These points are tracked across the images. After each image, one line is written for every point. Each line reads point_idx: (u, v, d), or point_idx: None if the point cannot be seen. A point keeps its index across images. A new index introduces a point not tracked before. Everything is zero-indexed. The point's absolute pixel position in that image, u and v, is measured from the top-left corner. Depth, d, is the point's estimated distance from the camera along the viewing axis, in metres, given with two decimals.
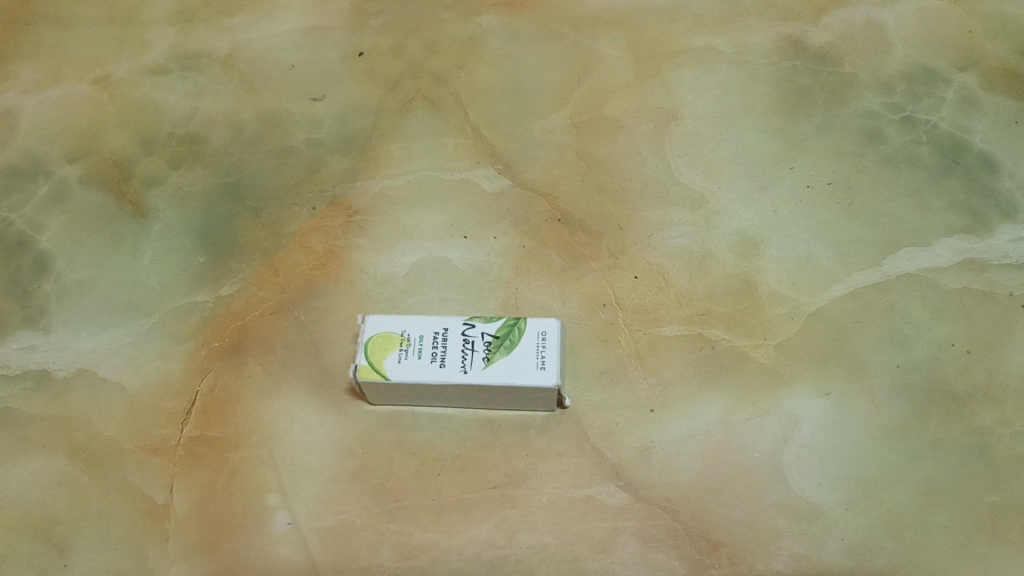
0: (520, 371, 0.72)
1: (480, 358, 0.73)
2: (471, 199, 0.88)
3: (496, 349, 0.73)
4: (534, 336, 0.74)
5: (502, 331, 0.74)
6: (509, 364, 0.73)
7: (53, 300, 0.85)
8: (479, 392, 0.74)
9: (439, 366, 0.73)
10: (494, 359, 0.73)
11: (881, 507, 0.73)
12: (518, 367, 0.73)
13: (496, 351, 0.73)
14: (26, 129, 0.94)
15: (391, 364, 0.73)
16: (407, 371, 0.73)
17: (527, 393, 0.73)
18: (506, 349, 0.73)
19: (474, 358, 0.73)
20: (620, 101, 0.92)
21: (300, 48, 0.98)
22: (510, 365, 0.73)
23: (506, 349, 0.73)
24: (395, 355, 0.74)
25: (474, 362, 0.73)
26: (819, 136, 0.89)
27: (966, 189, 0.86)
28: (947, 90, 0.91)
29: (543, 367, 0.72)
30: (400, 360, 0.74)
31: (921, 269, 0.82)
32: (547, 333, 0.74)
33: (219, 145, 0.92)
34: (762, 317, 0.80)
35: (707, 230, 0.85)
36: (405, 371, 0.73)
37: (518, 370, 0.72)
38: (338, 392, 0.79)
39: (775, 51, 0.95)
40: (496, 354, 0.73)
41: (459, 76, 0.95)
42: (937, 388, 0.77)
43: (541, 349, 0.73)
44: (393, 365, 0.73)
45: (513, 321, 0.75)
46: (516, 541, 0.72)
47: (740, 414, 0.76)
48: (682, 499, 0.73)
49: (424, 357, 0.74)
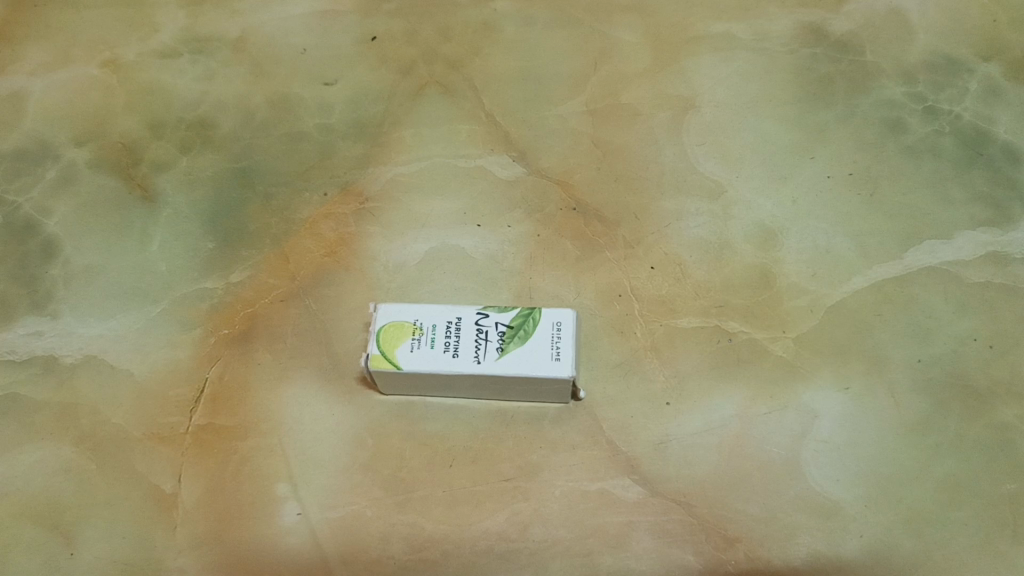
0: (534, 363, 0.71)
1: (494, 348, 0.72)
2: (485, 186, 0.86)
3: (510, 339, 0.72)
4: (548, 327, 0.72)
5: (517, 321, 0.73)
6: (523, 354, 0.71)
7: (60, 286, 0.84)
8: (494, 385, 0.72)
9: (452, 356, 0.72)
10: (508, 350, 0.72)
11: (901, 503, 0.71)
12: (533, 358, 0.71)
13: (511, 341, 0.72)
14: (33, 112, 0.93)
15: (403, 353, 0.72)
16: (419, 361, 0.72)
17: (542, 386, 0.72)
18: (521, 339, 0.72)
19: (488, 348, 0.72)
20: (637, 88, 0.91)
21: (312, 32, 0.96)
22: (524, 356, 0.71)
23: (521, 339, 0.72)
24: (406, 344, 0.72)
25: (487, 353, 0.72)
26: (840, 125, 0.88)
27: (988, 181, 0.84)
28: (971, 79, 0.90)
29: (558, 359, 0.71)
30: (412, 349, 0.72)
31: (943, 262, 0.81)
32: (562, 324, 0.72)
33: (229, 129, 0.91)
34: (781, 309, 0.79)
35: (726, 220, 0.84)
36: (417, 360, 0.72)
37: (533, 361, 0.71)
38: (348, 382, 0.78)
39: (796, 38, 0.93)
40: (511, 345, 0.72)
41: (472, 61, 0.93)
42: (958, 384, 0.76)
43: (557, 340, 0.72)
44: (405, 355, 0.72)
45: (528, 311, 0.73)
46: (529, 535, 0.71)
47: (758, 408, 0.75)
48: (698, 494, 0.72)
49: (437, 346, 0.72)
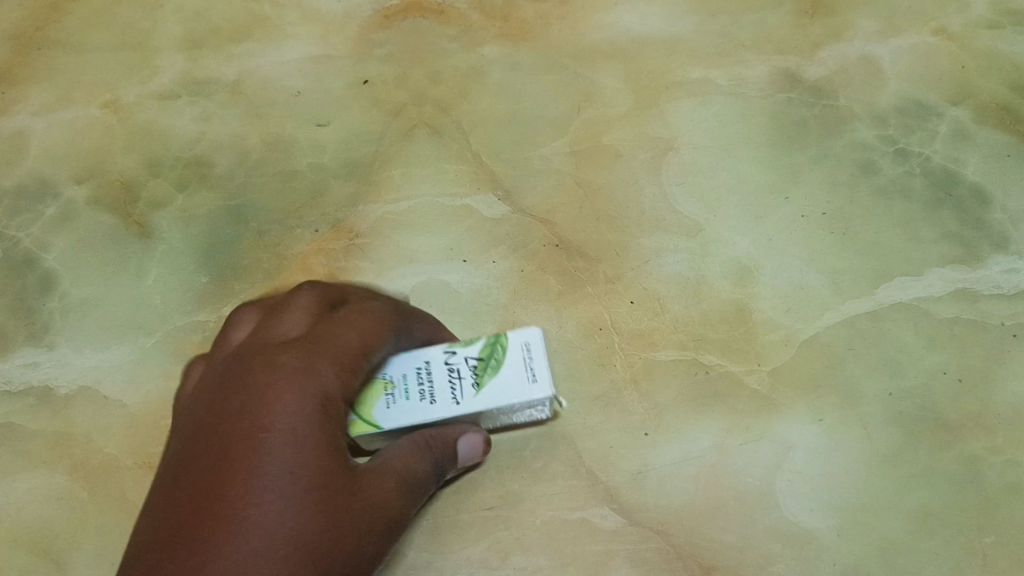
0: (512, 388, 0.65)
1: (469, 384, 0.66)
2: (471, 224, 0.89)
3: (482, 371, 0.66)
4: (517, 349, 0.66)
5: (484, 350, 0.66)
6: (500, 383, 0.65)
7: (57, 318, 0.86)
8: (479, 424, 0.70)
9: (429, 403, 0.65)
10: (483, 382, 0.66)
11: (873, 533, 0.74)
12: (511, 385, 0.66)
13: (484, 373, 0.66)
14: (36, 150, 0.95)
15: (380, 412, 0.64)
16: (399, 417, 0.64)
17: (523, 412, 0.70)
18: (493, 368, 0.66)
19: (463, 386, 0.66)
20: (619, 130, 0.94)
21: (306, 76, 0.98)
22: (502, 386, 0.65)
23: (493, 369, 0.66)
24: (381, 400, 0.65)
25: (463, 390, 0.66)
26: (813, 167, 0.91)
27: (958, 221, 0.87)
28: (940, 123, 0.93)
29: (535, 379, 0.66)
30: (388, 405, 0.65)
31: (913, 298, 0.83)
32: (531, 344, 0.66)
33: (225, 168, 0.94)
34: (757, 344, 0.81)
35: (703, 257, 0.86)
36: (396, 417, 0.64)
37: (511, 387, 0.65)
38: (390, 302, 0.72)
39: (772, 83, 0.96)
40: (485, 376, 0.66)
41: (460, 104, 0.96)
42: (928, 416, 0.78)
43: (530, 361, 0.66)
44: (381, 413, 0.64)
45: (494, 338, 0.67)
46: (510, 562, 0.74)
47: (733, 440, 0.77)
48: (675, 523, 0.74)
49: (413, 397, 0.65)
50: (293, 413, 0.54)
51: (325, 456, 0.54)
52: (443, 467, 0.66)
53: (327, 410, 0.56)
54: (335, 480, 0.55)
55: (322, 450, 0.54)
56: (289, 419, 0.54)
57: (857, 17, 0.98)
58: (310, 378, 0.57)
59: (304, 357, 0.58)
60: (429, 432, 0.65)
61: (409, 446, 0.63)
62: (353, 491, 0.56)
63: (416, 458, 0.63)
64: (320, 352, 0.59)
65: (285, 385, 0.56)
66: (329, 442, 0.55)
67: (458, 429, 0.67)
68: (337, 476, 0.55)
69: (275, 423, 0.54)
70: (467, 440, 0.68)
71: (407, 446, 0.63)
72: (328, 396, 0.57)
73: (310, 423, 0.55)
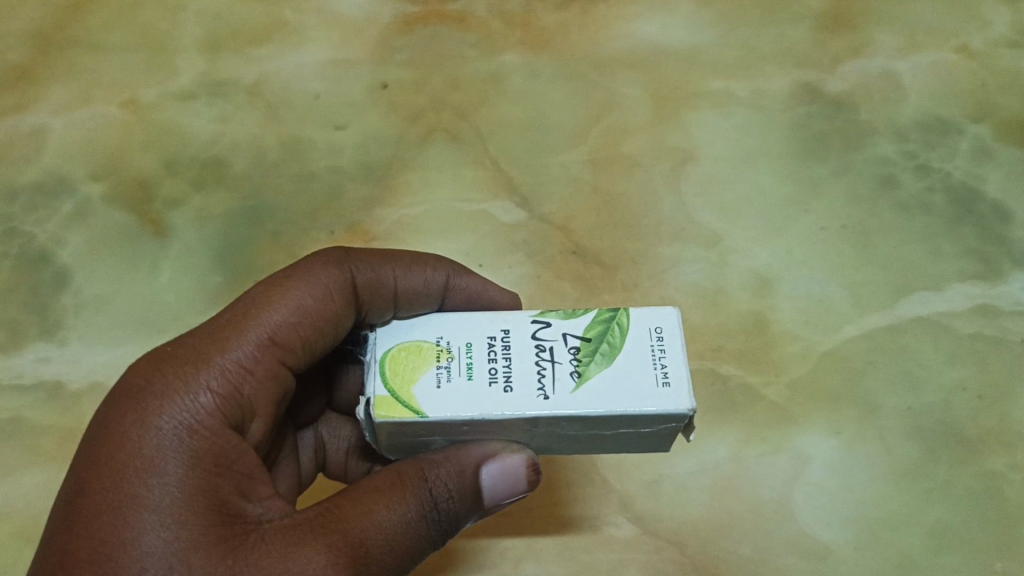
0: (632, 391, 0.52)
1: (567, 374, 0.52)
2: (488, 230, 0.89)
3: (588, 360, 0.53)
4: (644, 335, 0.54)
5: (594, 332, 0.55)
6: (613, 380, 0.52)
7: (70, 314, 0.86)
8: (557, 437, 0.54)
9: (504, 390, 0.52)
10: (587, 376, 0.52)
11: (891, 548, 0.73)
12: (628, 384, 0.52)
13: (589, 364, 0.53)
14: (53, 147, 0.95)
15: (426, 392, 0.52)
16: (452, 402, 0.52)
17: (631, 435, 0.54)
18: (604, 358, 0.53)
19: (559, 375, 0.52)
20: (638, 140, 0.93)
21: (325, 79, 0.98)
22: (615, 383, 0.52)
23: (604, 360, 0.53)
24: (428, 377, 0.52)
25: (557, 383, 0.52)
26: (834, 180, 0.90)
27: (978, 237, 0.87)
28: (961, 140, 0.92)
29: (667, 383, 0.52)
30: (436, 385, 0.52)
31: (934, 313, 0.83)
32: (663, 330, 0.54)
33: (242, 170, 0.93)
34: (775, 355, 0.81)
35: (722, 267, 0.86)
36: (448, 401, 0.52)
37: (629, 390, 0.52)
38: (383, 257, 0.63)
39: (793, 97, 0.95)
40: (591, 368, 0.53)
41: (479, 111, 0.96)
42: (949, 432, 0.77)
43: (659, 355, 0.53)
44: (428, 395, 0.52)
45: (608, 317, 0.55)
46: (521, 569, 0.73)
47: (750, 451, 0.76)
48: (691, 533, 0.73)
49: (479, 378, 0.53)
50: (156, 462, 0.49)
51: (195, 521, 0.48)
52: (445, 507, 0.53)
53: (209, 443, 0.51)
54: (203, 554, 0.47)
55: (195, 508, 0.49)
56: (161, 485, 0.49)
57: (876, 34, 0.98)
58: (184, 408, 0.51)
59: (184, 378, 0.52)
60: (428, 461, 0.53)
61: (382, 482, 0.52)
62: (232, 569, 0.47)
63: (384, 502, 0.51)
64: (207, 361, 0.53)
65: (155, 429, 0.50)
66: (216, 481, 0.50)
67: (478, 453, 0.53)
68: (211, 541, 0.48)
69: (139, 495, 0.48)
70: (491, 471, 0.53)
71: (379, 486, 0.52)
72: (215, 420, 0.52)
73: (182, 470, 0.50)
